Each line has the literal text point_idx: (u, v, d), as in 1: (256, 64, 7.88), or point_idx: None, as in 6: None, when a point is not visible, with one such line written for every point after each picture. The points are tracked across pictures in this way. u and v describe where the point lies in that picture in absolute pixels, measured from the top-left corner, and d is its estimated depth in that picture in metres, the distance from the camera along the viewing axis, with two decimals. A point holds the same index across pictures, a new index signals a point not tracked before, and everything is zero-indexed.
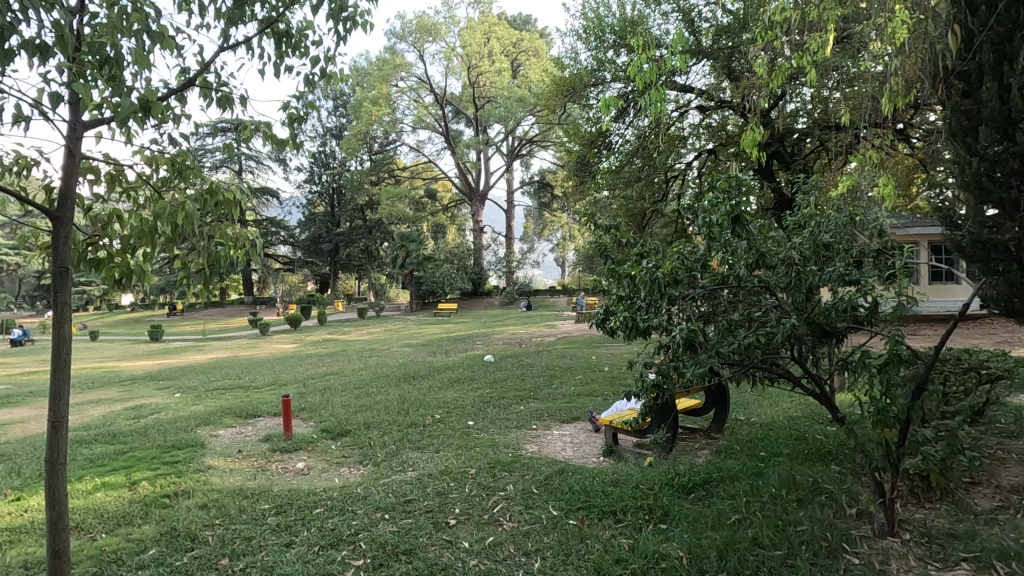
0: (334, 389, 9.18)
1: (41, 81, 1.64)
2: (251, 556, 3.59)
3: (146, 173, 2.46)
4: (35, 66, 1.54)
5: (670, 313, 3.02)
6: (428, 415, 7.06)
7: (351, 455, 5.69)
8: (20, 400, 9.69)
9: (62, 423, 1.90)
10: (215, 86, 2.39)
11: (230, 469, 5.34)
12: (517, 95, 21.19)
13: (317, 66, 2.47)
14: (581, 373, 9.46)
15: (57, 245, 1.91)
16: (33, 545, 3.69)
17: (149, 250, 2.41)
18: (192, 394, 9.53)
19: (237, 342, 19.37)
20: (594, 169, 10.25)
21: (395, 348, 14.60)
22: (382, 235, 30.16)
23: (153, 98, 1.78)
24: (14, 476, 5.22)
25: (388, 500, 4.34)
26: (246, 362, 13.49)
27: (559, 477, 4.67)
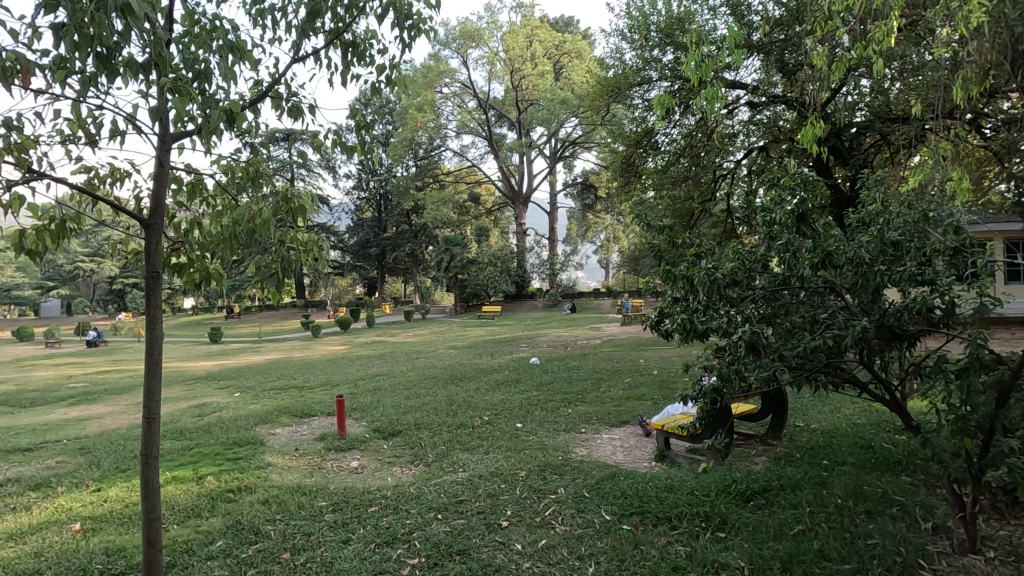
0: (385, 390, 9.35)
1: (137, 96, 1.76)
2: (311, 551, 3.69)
3: (223, 183, 2.59)
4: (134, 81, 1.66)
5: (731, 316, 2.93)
6: (477, 417, 7.12)
7: (402, 455, 5.79)
8: (96, 398, 10.36)
9: (154, 418, 2.00)
10: (286, 97, 2.48)
11: (288, 466, 5.54)
12: (560, 97, 20.95)
13: (383, 73, 2.53)
14: (629, 376, 9.36)
15: (148, 251, 2.03)
16: (113, 533, 3.94)
17: (227, 255, 2.54)
18: (251, 394, 9.94)
19: (291, 343, 20.07)
20: (640, 170, 10.11)
21: (442, 350, 14.77)
22: (427, 239, 30.63)
23: (237, 108, 1.88)
24: (94, 468, 5.58)
25: (440, 500, 4.39)
26: (300, 363, 13.93)
27: (611, 482, 4.61)
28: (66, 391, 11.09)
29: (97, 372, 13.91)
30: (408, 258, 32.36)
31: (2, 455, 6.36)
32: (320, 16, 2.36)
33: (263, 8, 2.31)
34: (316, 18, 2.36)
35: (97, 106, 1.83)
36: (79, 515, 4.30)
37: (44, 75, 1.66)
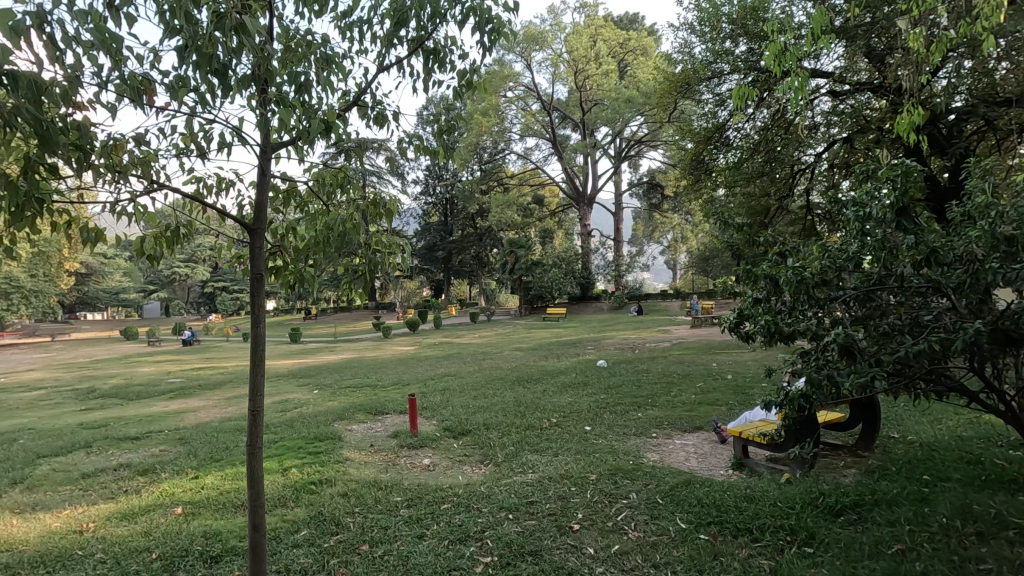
0: (453, 390, 9.52)
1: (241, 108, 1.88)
2: (388, 545, 3.82)
3: (314, 189, 2.73)
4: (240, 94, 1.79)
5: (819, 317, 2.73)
6: (545, 419, 7.11)
7: (472, 454, 5.88)
8: (192, 392, 11.22)
9: (259, 411, 2.13)
10: (372, 106, 2.58)
11: (364, 462, 5.75)
12: (625, 96, 20.54)
13: (463, 78, 2.57)
14: (701, 380, 9.03)
15: (253, 253, 2.18)
16: (211, 518, 4.25)
17: (320, 258, 2.68)
18: (328, 391, 10.43)
19: (363, 344, 20.89)
20: (711, 167, 9.75)
21: (508, 352, 14.90)
22: (492, 242, 30.96)
23: (332, 118, 1.99)
24: (192, 457, 6.05)
25: (511, 500, 4.42)
26: (372, 363, 14.46)
27: (685, 489, 4.45)
28: (167, 386, 12.10)
29: (192, 368, 15.12)
30: (473, 260, 32.86)
31: (115, 442, 7.03)
32: (404, 25, 2.42)
33: (350, 21, 2.40)
34: (400, 28, 2.43)
35: (209, 122, 1.97)
36: (181, 500, 4.68)
37: (166, 94, 1.80)
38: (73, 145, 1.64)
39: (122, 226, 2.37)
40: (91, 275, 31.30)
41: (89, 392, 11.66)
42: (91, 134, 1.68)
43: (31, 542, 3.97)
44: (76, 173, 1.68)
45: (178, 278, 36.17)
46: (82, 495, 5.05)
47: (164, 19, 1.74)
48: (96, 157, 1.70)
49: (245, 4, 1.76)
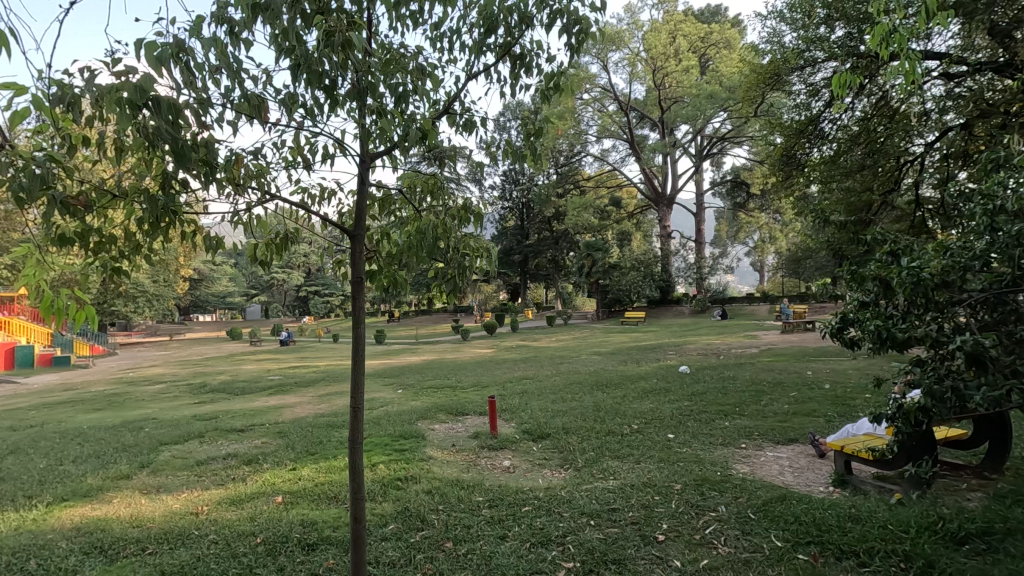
0: (532, 393, 9.55)
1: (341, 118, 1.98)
2: (472, 543, 3.88)
3: (407, 197, 2.84)
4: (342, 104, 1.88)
5: (938, 322, 2.45)
6: (626, 425, 6.95)
7: (552, 458, 5.86)
8: (290, 389, 12.06)
9: (360, 408, 2.23)
10: (461, 114, 2.64)
11: (447, 461, 5.90)
12: (707, 91, 19.67)
13: (549, 81, 2.57)
14: (795, 389, 8.46)
15: (354, 259, 2.30)
16: (307, 508, 4.53)
17: (412, 263, 2.78)
18: (412, 390, 10.81)
19: (444, 346, 21.51)
20: (804, 162, 9.15)
21: (586, 355, 14.75)
22: (568, 245, 30.82)
23: (426, 123, 2.05)
24: (290, 449, 6.48)
25: (593, 506, 4.36)
26: (453, 364, 14.84)
27: (780, 505, 4.18)
28: (268, 382, 13.08)
29: (289, 367, 16.24)
30: (550, 264, 32.88)
31: (224, 433, 7.67)
32: (493, 33, 2.46)
33: (440, 32, 2.46)
34: (489, 35, 2.46)
35: (315, 135, 2.10)
36: (282, 489, 5.01)
37: (279, 110, 1.94)
38: (204, 161, 1.79)
39: (238, 235, 2.58)
40: (203, 281, 34.52)
41: (202, 387, 12.85)
42: (217, 152, 1.84)
43: (156, 520, 4.42)
44: (205, 188, 1.84)
45: (275, 283, 39.01)
46: (197, 480, 5.55)
47: (277, 42, 1.87)
48: (219, 173, 1.86)
49: (350, 24, 1.86)
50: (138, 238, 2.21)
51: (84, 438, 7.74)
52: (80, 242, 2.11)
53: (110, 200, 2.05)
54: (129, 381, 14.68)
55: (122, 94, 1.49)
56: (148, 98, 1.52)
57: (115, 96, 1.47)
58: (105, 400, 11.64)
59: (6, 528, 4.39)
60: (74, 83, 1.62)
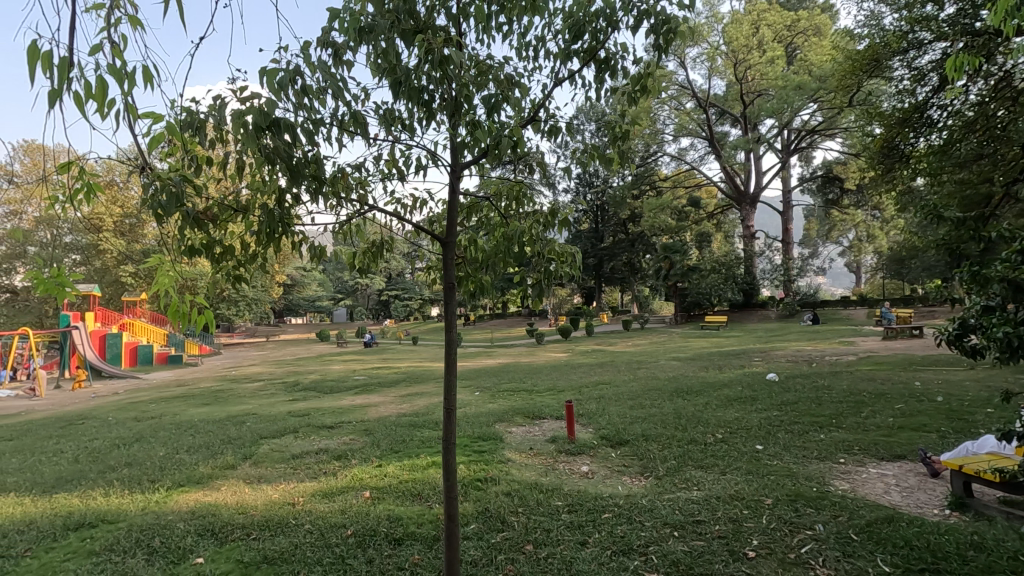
0: (609, 398, 9.41)
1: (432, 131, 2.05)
2: (552, 547, 3.89)
3: (493, 204, 2.89)
4: (435, 115, 1.94)
5: None
6: (710, 433, 6.67)
7: (631, 465, 5.75)
8: (374, 389, 12.62)
9: (452, 409, 2.29)
10: (547, 120, 2.65)
11: (525, 463, 5.94)
12: (794, 82, 18.48)
13: (636, 82, 2.52)
14: (900, 401, 7.75)
15: (445, 265, 2.38)
16: (394, 504, 4.72)
17: (499, 268, 2.83)
18: (489, 393, 10.97)
19: (518, 350, 21.66)
20: (909, 153, 8.39)
21: (664, 361, 14.31)
22: (645, 248, 30.05)
23: (515, 130, 2.08)
24: (376, 447, 6.79)
25: (676, 516, 4.23)
26: (528, 368, 14.90)
27: (887, 527, 3.84)
28: (354, 382, 13.74)
29: (373, 368, 16.97)
30: (625, 267, 32.22)
31: (316, 429, 8.16)
32: (580, 38, 2.45)
33: (527, 40, 2.49)
34: (576, 41, 2.45)
35: (411, 148, 2.19)
36: (369, 485, 5.25)
37: (379, 126, 2.03)
38: (314, 175, 1.92)
39: (338, 243, 2.74)
40: (295, 286, 36.92)
41: (296, 385, 13.75)
42: (325, 168, 1.97)
43: (259, 508, 4.78)
44: (314, 201, 1.98)
45: (359, 288, 40.95)
46: (293, 473, 5.94)
47: (376, 61, 1.97)
48: (325, 186, 1.99)
49: (446, 41, 1.93)
50: (254, 248, 2.40)
51: (195, 430, 8.50)
52: (206, 253, 2.32)
53: (229, 214, 2.25)
54: (232, 378, 15.96)
55: (247, 118, 1.63)
56: (269, 120, 1.65)
57: (241, 120, 1.60)
58: (212, 395, 12.73)
59: (135, 508, 4.91)
60: (204, 111, 1.79)
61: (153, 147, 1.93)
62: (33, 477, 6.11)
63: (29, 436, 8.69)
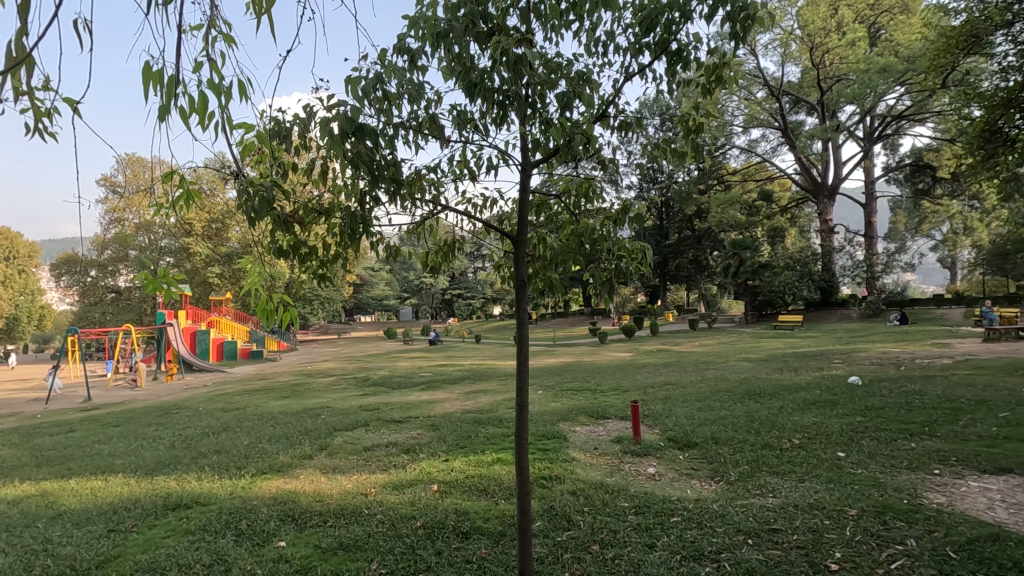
0: (676, 399, 9.15)
1: (503, 129, 2.06)
2: (619, 549, 3.84)
3: (563, 202, 2.89)
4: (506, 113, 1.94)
5: None
6: (786, 438, 6.35)
7: (700, 468, 5.58)
8: (439, 385, 12.90)
9: (525, 405, 2.31)
10: (617, 115, 2.61)
11: (590, 463, 5.90)
12: (878, 65, 17.18)
13: (712, 70, 2.43)
14: (1006, 409, 7.06)
15: (518, 263, 2.41)
16: (461, 498, 4.82)
17: (569, 265, 2.81)
18: (552, 392, 10.94)
19: (580, 349, 21.51)
20: (1015, 136, 7.64)
21: (735, 362, 13.73)
22: (712, 245, 28.94)
23: (586, 127, 2.06)
24: (443, 442, 6.94)
25: (750, 523, 4.06)
26: (591, 367, 14.74)
27: (992, 546, 3.52)
28: (420, 379, 14.11)
29: (438, 366, 17.33)
30: (691, 265, 31.19)
31: (385, 423, 8.46)
32: (651, 30, 2.38)
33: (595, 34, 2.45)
34: (647, 34, 2.39)
35: (482, 148, 2.21)
36: (437, 479, 5.39)
37: (452, 128, 2.07)
38: (392, 178, 1.99)
39: (412, 243, 2.82)
40: (364, 285, 38.41)
41: (366, 381, 14.29)
42: (402, 171, 2.03)
43: (334, 497, 5.02)
44: (393, 203, 2.05)
45: (424, 287, 41.99)
46: (365, 464, 6.19)
47: (450, 64, 2.02)
48: (403, 187, 2.05)
49: (519, 39, 1.94)
50: (335, 249, 2.52)
51: (276, 421, 9.03)
52: (293, 254, 2.46)
53: (313, 216, 2.39)
54: (307, 374, 16.81)
55: (333, 125, 1.70)
56: (354, 126, 1.72)
57: (327, 126, 1.67)
58: (289, 389, 13.47)
59: (224, 492, 5.29)
60: (292, 120, 1.89)
61: (245, 155, 2.07)
62: (136, 460, 6.72)
63: (132, 423, 9.55)
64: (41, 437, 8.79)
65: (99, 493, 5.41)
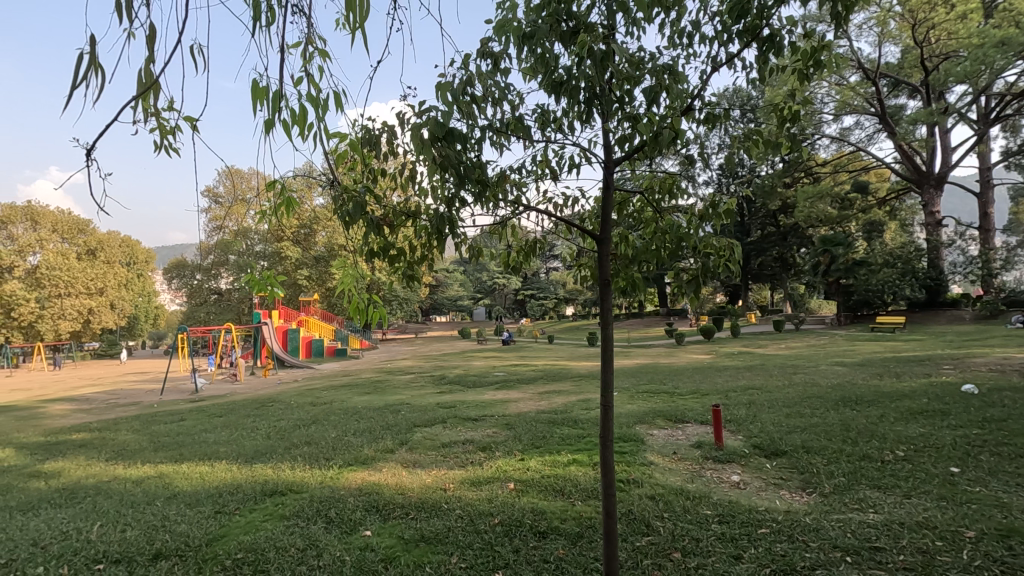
0: (761, 404, 8.68)
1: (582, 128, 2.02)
2: (702, 557, 3.70)
3: (648, 201, 2.81)
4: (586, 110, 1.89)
5: None
6: (887, 450, 5.84)
7: (790, 478, 5.26)
8: (514, 385, 13.00)
9: (610, 405, 2.28)
10: (706, 107, 2.47)
11: (670, 467, 5.73)
12: (995, 38, 15.37)
13: (812, 55, 2.23)
14: None
15: (601, 262, 2.38)
16: (537, 497, 4.84)
17: (652, 264, 2.73)
18: (628, 394, 10.73)
19: (656, 350, 20.98)
20: None
21: (827, 366, 12.81)
22: (799, 241, 27.20)
23: (671, 123, 1.98)
24: (519, 441, 7.00)
25: (848, 540, 3.77)
26: (669, 369, 14.29)
27: None
28: (495, 377, 14.29)
29: (512, 365, 17.46)
30: (776, 263, 29.49)
31: (462, 421, 8.65)
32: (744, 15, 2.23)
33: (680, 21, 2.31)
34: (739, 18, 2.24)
35: (563, 146, 2.18)
36: (513, 478, 5.43)
37: (534, 131, 2.06)
38: (477, 181, 2.00)
39: (495, 243, 2.85)
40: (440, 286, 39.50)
41: (443, 379, 14.67)
42: (487, 173, 2.04)
43: (415, 490, 5.20)
44: (479, 205, 2.09)
45: (497, 287, 42.50)
46: (443, 460, 6.36)
47: (532, 66, 2.01)
48: (488, 189, 2.07)
49: (602, 37, 1.89)
50: (421, 250, 2.61)
51: (360, 416, 9.49)
52: (383, 256, 2.55)
53: (402, 218, 2.48)
54: (388, 371, 17.52)
55: (423, 130, 1.74)
56: (443, 131, 1.77)
57: (418, 131, 1.72)
58: (372, 386, 14.09)
59: (315, 481, 5.62)
60: (382, 128, 1.97)
61: (339, 163, 2.18)
62: (237, 449, 7.29)
63: (233, 414, 10.37)
64: (158, 424, 9.75)
65: (207, 477, 5.92)
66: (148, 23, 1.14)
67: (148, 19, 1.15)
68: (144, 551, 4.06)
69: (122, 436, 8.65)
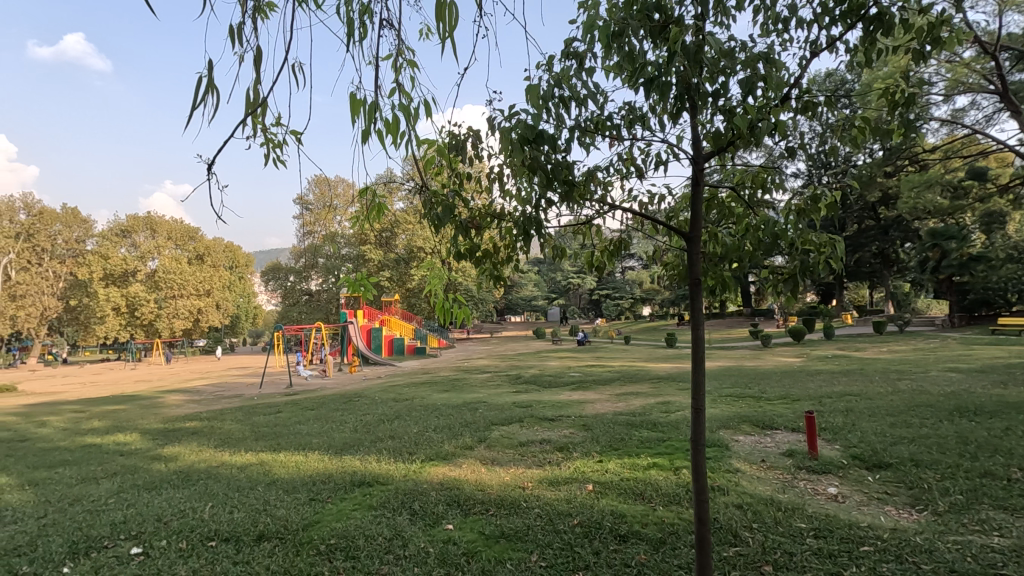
0: (861, 411, 8.03)
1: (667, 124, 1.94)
2: (797, 572, 3.50)
3: (738, 195, 2.67)
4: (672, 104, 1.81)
5: None
6: (1014, 468, 5.22)
7: (896, 493, 4.83)
8: (590, 386, 12.86)
9: (701, 408, 2.21)
10: (803, 96, 2.31)
11: (758, 476, 5.43)
12: None
13: (928, 32, 2.02)
14: None
15: (691, 262, 2.30)
16: (616, 500, 4.78)
17: (743, 262, 2.61)
18: (710, 397, 10.29)
19: (740, 352, 20.03)
20: None
21: (939, 372, 11.62)
22: (903, 235, 24.89)
23: (767, 112, 1.86)
24: (596, 442, 6.91)
25: (968, 565, 3.42)
26: (755, 372, 13.55)
27: None
28: (570, 378, 14.20)
29: (588, 366, 17.26)
30: (876, 259, 27.18)
31: (539, 421, 8.68)
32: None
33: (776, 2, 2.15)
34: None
35: (648, 143, 2.11)
36: (592, 479, 5.39)
37: (620, 128, 2.02)
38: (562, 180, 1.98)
39: (575, 241, 2.83)
40: (515, 287, 39.82)
41: (520, 379, 14.77)
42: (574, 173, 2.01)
43: (494, 487, 5.29)
44: (566, 205, 2.07)
45: (572, 287, 42.24)
46: (521, 459, 6.41)
47: (617, 62, 1.96)
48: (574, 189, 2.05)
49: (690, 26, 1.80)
50: (504, 249, 2.65)
51: (440, 412, 9.76)
52: (467, 257, 2.61)
53: (487, 220, 2.53)
54: (465, 369, 17.91)
55: (512, 133, 1.75)
56: (533, 133, 1.79)
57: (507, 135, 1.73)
58: (450, 384, 14.45)
59: (399, 474, 5.86)
60: (467, 133, 2.01)
61: (427, 169, 2.26)
62: (328, 440, 7.74)
63: (324, 408, 11.03)
64: (258, 415, 10.56)
65: (302, 466, 6.34)
66: (260, 46, 1.21)
67: (257, 42, 1.21)
68: (249, 532, 4.41)
69: (227, 425, 9.46)
